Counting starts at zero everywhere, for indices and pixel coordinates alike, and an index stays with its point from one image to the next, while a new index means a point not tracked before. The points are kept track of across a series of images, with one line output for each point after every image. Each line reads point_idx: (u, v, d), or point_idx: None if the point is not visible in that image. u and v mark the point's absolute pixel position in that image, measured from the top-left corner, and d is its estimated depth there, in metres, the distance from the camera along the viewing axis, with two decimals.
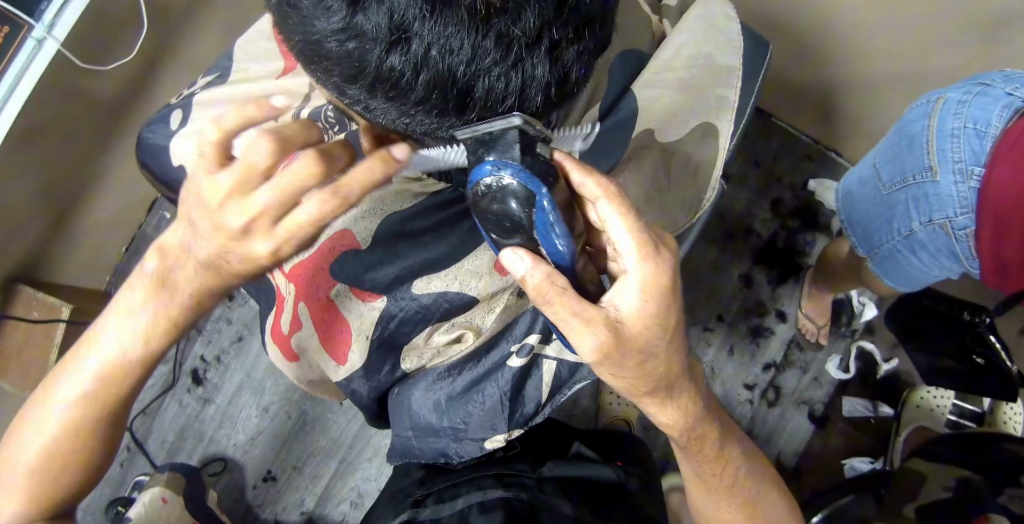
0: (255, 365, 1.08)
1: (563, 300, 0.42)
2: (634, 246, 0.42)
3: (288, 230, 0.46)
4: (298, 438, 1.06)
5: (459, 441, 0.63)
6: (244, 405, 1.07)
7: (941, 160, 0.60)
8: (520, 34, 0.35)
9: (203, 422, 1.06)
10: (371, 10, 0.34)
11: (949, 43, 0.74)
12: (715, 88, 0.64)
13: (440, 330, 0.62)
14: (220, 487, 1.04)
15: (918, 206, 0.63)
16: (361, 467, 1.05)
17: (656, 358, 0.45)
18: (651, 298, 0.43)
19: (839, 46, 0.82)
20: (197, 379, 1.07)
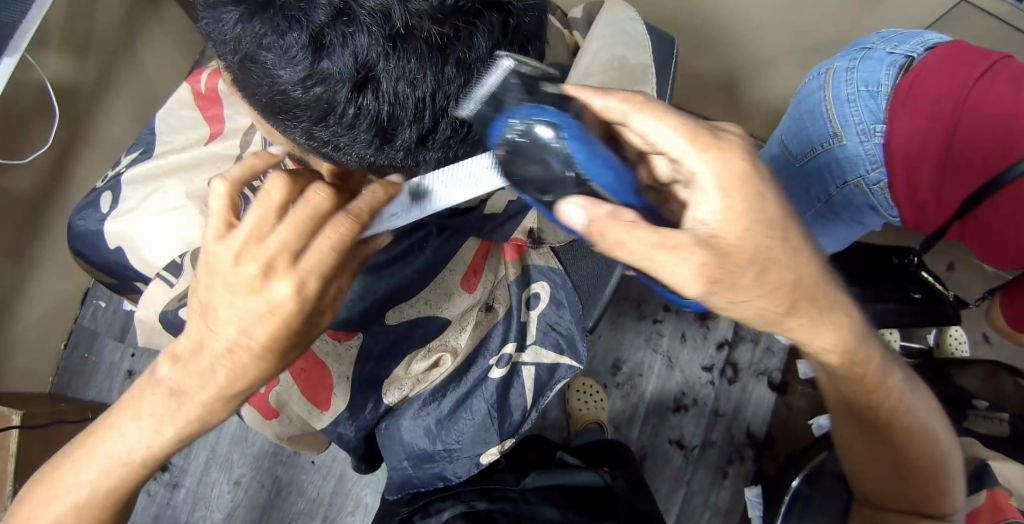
0: (219, 440, 1.04)
1: (637, 232, 0.38)
2: (689, 144, 0.41)
3: (310, 266, 0.44)
4: (277, 505, 1.03)
5: (455, 461, 0.64)
6: (216, 482, 1.03)
7: (844, 126, 0.65)
8: (475, 57, 0.40)
9: (175, 509, 1.02)
10: (335, 52, 0.37)
11: (828, 17, 0.82)
12: (634, 86, 0.68)
13: (418, 358, 0.63)
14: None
15: (831, 171, 0.69)
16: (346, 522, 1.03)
17: (774, 266, 0.41)
18: (736, 195, 0.40)
19: (733, 35, 0.90)
20: (161, 465, 1.03)
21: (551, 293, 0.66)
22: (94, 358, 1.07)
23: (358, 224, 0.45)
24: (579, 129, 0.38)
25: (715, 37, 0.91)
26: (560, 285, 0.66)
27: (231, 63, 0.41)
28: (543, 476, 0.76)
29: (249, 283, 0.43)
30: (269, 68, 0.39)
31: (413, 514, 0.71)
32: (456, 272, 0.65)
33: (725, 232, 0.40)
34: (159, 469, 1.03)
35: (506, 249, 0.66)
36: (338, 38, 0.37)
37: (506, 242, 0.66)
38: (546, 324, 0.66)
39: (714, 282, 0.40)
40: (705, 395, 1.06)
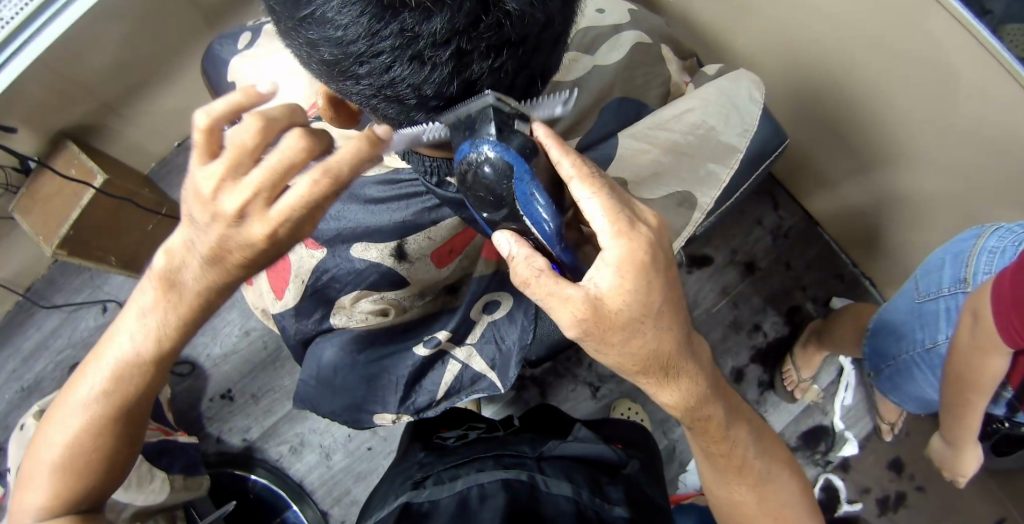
0: (279, 384, 1.25)
1: (540, 281, 0.50)
2: (608, 225, 0.51)
3: (279, 213, 0.53)
4: (312, 441, 1.22)
5: (346, 410, 0.76)
6: (287, 421, 1.23)
7: (974, 276, 0.77)
8: (511, 19, 0.40)
9: (233, 421, 1.23)
10: (432, 61, 0.41)
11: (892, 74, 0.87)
12: (706, 164, 0.73)
13: (371, 299, 0.76)
14: (257, 492, 1.19)
15: (948, 317, 0.80)
16: (381, 465, 1.21)
17: (641, 338, 0.52)
18: (627, 274, 0.50)
19: (823, 59, 0.95)
20: (226, 395, 1.24)
21: (514, 302, 0.76)
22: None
23: (332, 181, 0.53)
24: (524, 174, 0.50)
25: (831, 96, 0.99)
26: (521, 300, 0.76)
27: (285, 28, 0.43)
28: (561, 447, 0.89)
29: (209, 192, 0.53)
30: (367, 76, 0.42)
31: (424, 479, 0.85)
32: (434, 241, 0.75)
33: (608, 300, 0.50)
34: (224, 400, 1.24)
35: (486, 246, 0.77)
36: (425, 48, 0.40)
37: (490, 239, 0.77)
38: (493, 334, 0.76)
39: (590, 331, 0.51)
40: None
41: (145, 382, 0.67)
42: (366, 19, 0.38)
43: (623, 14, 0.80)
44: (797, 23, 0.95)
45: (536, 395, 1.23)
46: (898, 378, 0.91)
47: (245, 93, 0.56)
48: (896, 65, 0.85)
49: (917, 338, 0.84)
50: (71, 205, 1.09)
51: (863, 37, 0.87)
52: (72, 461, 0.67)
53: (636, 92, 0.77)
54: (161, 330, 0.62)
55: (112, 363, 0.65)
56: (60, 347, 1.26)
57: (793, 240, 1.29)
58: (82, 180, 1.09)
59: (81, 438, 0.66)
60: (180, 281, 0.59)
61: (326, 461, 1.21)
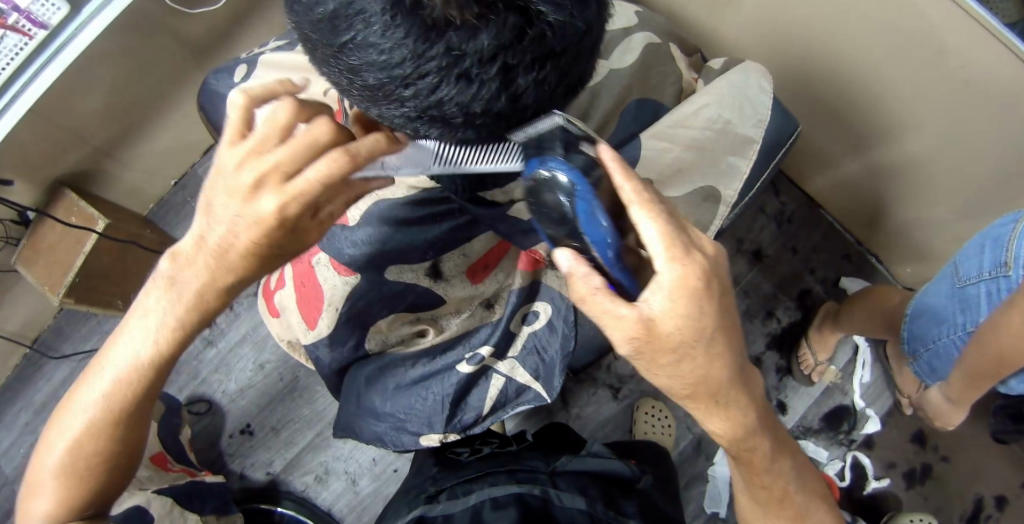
0: (299, 415, 1.23)
1: (593, 297, 0.53)
2: (664, 249, 0.52)
3: (293, 189, 0.53)
4: (336, 468, 1.21)
5: (394, 431, 0.78)
6: (311, 451, 1.22)
7: (1016, 260, 0.76)
8: (552, 32, 0.40)
9: (255, 455, 1.22)
10: (479, 78, 0.41)
11: (888, 56, 0.88)
12: (726, 157, 0.75)
13: (408, 319, 0.78)
14: None
15: (990, 300, 0.80)
16: None
17: (690, 361, 0.53)
18: (681, 300, 0.52)
19: (818, 48, 0.97)
20: (246, 430, 1.23)
21: (551, 310, 0.79)
22: (214, 339, 1.25)
23: (349, 161, 0.53)
24: (586, 194, 0.55)
25: (829, 82, 1.00)
26: (558, 311, 0.78)
27: (330, 60, 0.44)
28: (576, 462, 0.90)
29: (232, 166, 0.54)
30: (411, 98, 0.43)
31: (437, 493, 0.89)
32: (469, 258, 0.76)
33: (664, 321, 0.52)
34: (244, 435, 1.23)
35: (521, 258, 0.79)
36: (471, 66, 0.40)
37: (524, 252, 0.78)
38: (534, 344, 0.79)
39: (643, 349, 0.53)
40: None
41: (149, 386, 0.66)
42: (409, 43, 0.39)
43: (631, 17, 0.80)
44: (789, 12, 0.96)
45: (558, 402, 1.23)
46: (938, 363, 0.90)
47: (278, 81, 0.58)
48: (895, 46, 0.86)
49: (959, 321, 0.84)
50: (74, 253, 1.08)
51: (859, 21, 0.87)
52: (73, 467, 0.66)
53: (651, 91, 0.78)
54: (166, 331, 0.63)
55: (118, 367, 0.65)
56: None
57: (799, 224, 1.30)
58: (84, 228, 1.08)
59: (83, 443, 0.66)
60: (181, 279, 0.61)
61: (353, 488, 1.20)
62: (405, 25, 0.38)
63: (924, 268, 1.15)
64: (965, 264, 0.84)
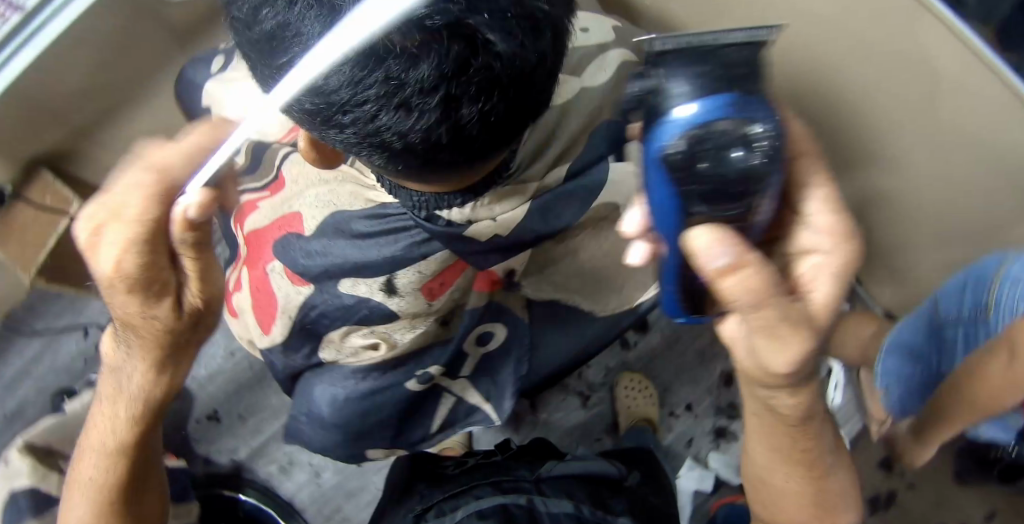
0: (267, 403, 1.23)
1: (750, 270, 0.44)
2: (707, 231, 0.44)
3: (126, 256, 0.53)
4: (301, 459, 1.21)
5: (344, 442, 0.82)
6: (276, 441, 1.22)
7: (996, 307, 0.80)
8: (501, 63, 0.38)
9: (220, 441, 1.22)
10: (419, 108, 0.39)
11: (871, 73, 0.88)
12: None
13: (362, 333, 0.75)
14: (247, 510, 1.17)
15: (968, 341, 0.84)
16: (373, 480, 1.20)
17: (784, 328, 0.47)
18: (840, 256, 0.54)
19: (804, 62, 0.96)
20: (213, 415, 1.22)
21: (506, 331, 0.83)
22: None
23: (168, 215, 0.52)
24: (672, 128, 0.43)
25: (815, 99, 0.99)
26: (512, 332, 0.84)
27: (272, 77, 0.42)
28: (561, 467, 0.89)
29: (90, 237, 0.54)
30: (351, 124, 0.41)
31: (424, 511, 0.82)
32: (424, 275, 0.70)
33: (742, 290, 0.44)
34: (210, 421, 1.22)
35: (477, 280, 0.75)
36: (412, 96, 0.38)
37: (481, 273, 0.74)
38: (487, 367, 0.84)
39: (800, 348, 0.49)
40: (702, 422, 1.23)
41: (147, 431, 0.68)
42: (349, 68, 0.37)
43: (605, 32, 0.82)
44: (778, 27, 0.95)
45: (527, 406, 1.23)
46: (911, 399, 0.91)
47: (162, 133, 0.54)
48: (885, 65, 0.85)
49: (935, 362, 0.88)
50: (49, 232, 1.08)
51: (851, 37, 0.86)
52: (100, 484, 0.68)
53: (626, 109, 0.79)
54: (142, 359, 0.63)
55: (119, 415, 0.66)
56: (40, 375, 1.23)
57: None
58: (60, 207, 1.08)
59: (103, 498, 0.68)
60: (134, 319, 0.59)
61: (316, 480, 1.20)
62: (341, 49, 0.36)
63: (902, 294, 1.15)
64: (943, 304, 0.86)
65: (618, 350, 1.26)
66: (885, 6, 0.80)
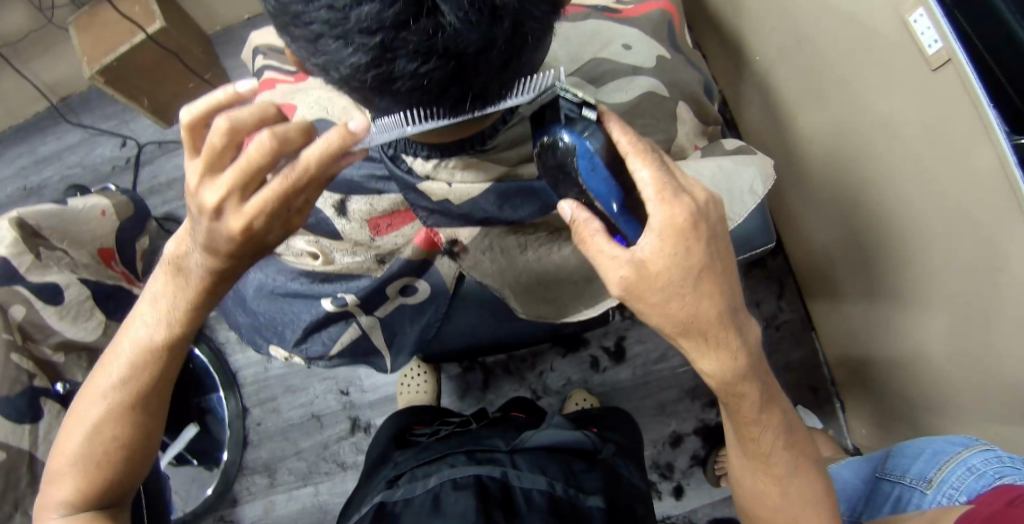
0: None
1: (593, 240, 0.55)
2: (655, 192, 0.52)
3: (255, 205, 0.53)
4: None
5: (254, 333, 0.82)
6: None
7: (937, 485, 0.76)
8: (445, 33, 0.40)
9: None
10: (356, 46, 0.40)
11: (923, 200, 0.82)
12: None
13: (306, 240, 0.76)
14: (196, 365, 1.22)
15: (899, 503, 0.80)
16: (314, 386, 1.23)
17: (679, 299, 0.53)
18: (668, 240, 0.52)
19: (868, 164, 0.92)
20: None
21: (430, 292, 0.79)
22: None
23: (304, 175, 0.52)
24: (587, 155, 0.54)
25: (873, 213, 0.94)
26: (437, 295, 0.80)
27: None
28: (535, 439, 0.87)
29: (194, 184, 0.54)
30: (297, 38, 0.42)
31: (398, 477, 0.85)
32: (374, 209, 0.73)
33: (649, 259, 0.53)
34: None
35: (418, 234, 0.73)
36: (353, 31, 0.39)
37: (424, 229, 0.73)
38: None
39: (634, 292, 0.54)
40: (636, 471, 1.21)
41: (164, 371, 0.66)
42: None
43: (649, 57, 0.79)
44: (859, 123, 0.91)
45: (479, 380, 1.25)
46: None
47: (224, 90, 0.55)
48: (947, 212, 0.79)
49: (860, 509, 0.85)
50: (121, 39, 1.11)
51: (927, 168, 0.80)
52: (94, 447, 0.65)
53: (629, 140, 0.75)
54: (174, 313, 0.63)
55: (128, 348, 0.64)
56: (72, 164, 1.31)
57: (783, 336, 1.25)
58: (140, 20, 1.12)
59: (104, 427, 0.65)
60: (185, 266, 0.61)
61: (265, 363, 1.25)
62: None
63: (878, 434, 1.11)
64: (896, 458, 0.83)
65: (585, 367, 1.25)
66: (952, 136, 0.74)
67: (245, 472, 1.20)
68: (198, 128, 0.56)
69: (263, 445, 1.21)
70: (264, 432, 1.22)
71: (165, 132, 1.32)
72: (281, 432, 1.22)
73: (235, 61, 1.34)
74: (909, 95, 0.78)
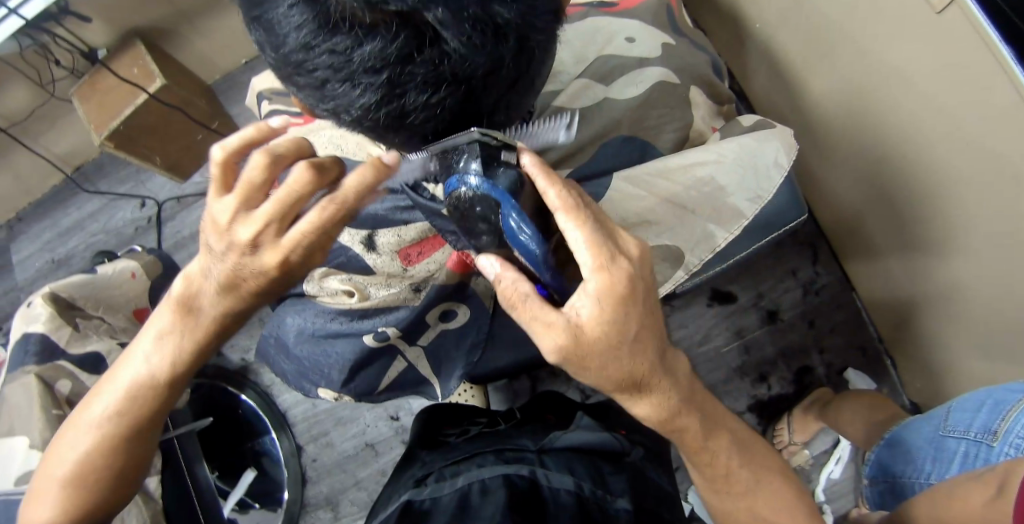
0: None
1: (527, 304, 0.52)
2: (589, 257, 0.51)
3: (292, 237, 0.57)
4: None
5: (298, 378, 0.81)
6: None
7: (1005, 435, 0.72)
8: (451, 62, 0.39)
9: (235, 337, 1.29)
10: (364, 85, 0.41)
11: (945, 144, 0.80)
12: (705, 224, 0.70)
13: (338, 277, 0.76)
14: (245, 412, 1.24)
15: (963, 459, 0.75)
16: (362, 416, 1.24)
17: (615, 363, 0.52)
18: (607, 305, 0.50)
19: (884, 117, 0.89)
20: None
21: (470, 314, 0.80)
22: None
23: (338, 209, 0.56)
24: (506, 205, 0.50)
25: (896, 167, 0.92)
26: (477, 318, 0.81)
27: (249, 23, 0.43)
28: (564, 439, 0.88)
29: (225, 221, 0.59)
30: (306, 86, 0.43)
31: (427, 477, 0.86)
32: (404, 239, 0.74)
33: (586, 324, 0.51)
34: None
35: (451, 259, 0.75)
36: (359, 72, 0.40)
37: (456, 252, 0.74)
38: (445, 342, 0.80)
39: (571, 357, 0.52)
40: (693, 457, 1.19)
41: (156, 403, 0.72)
42: (306, 32, 0.38)
43: (655, 47, 0.78)
44: (868, 76, 0.89)
45: (527, 388, 1.24)
46: (891, 502, 0.85)
47: (255, 127, 0.62)
48: (973, 156, 0.77)
49: (925, 471, 0.80)
50: (125, 103, 1.13)
51: (944, 111, 0.78)
52: (82, 475, 0.70)
53: (646, 133, 0.74)
54: (174, 353, 0.69)
55: (127, 382, 0.70)
56: (95, 231, 1.33)
57: (824, 301, 1.23)
58: (140, 81, 1.13)
59: (95, 455, 0.70)
60: (195, 307, 0.66)
61: (312, 401, 1.25)
62: (305, 12, 0.38)
63: (933, 386, 1.08)
64: (958, 410, 0.79)
65: None
66: (969, 74, 0.72)
67: (308, 509, 1.21)
68: (229, 166, 0.61)
69: (322, 481, 1.22)
70: (321, 467, 1.23)
71: (182, 187, 1.34)
72: (338, 465, 1.23)
73: (239, 107, 1.36)
74: (922, 42, 0.76)
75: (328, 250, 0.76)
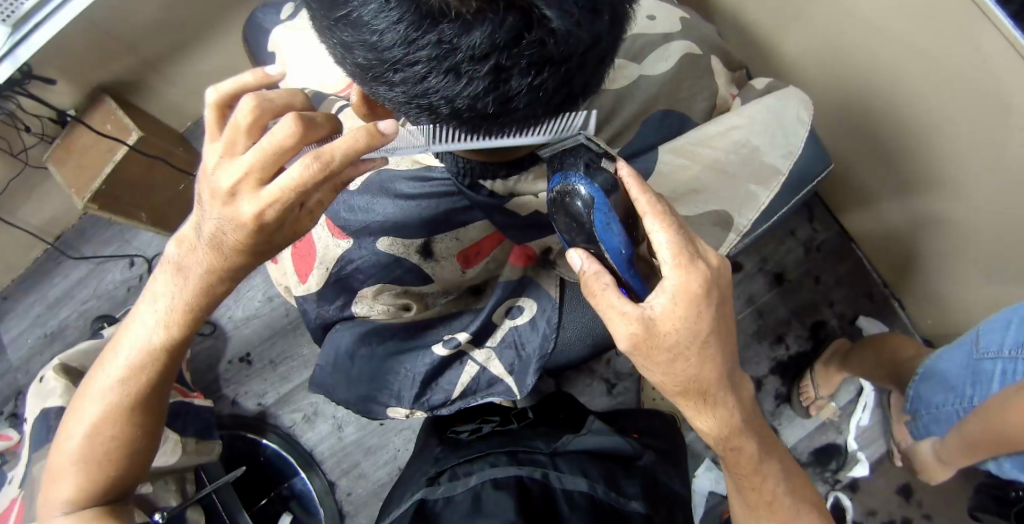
0: (296, 352, 1.27)
1: (603, 293, 0.54)
2: (670, 256, 0.53)
3: (269, 192, 0.54)
4: (324, 413, 1.23)
5: (360, 399, 0.79)
6: (303, 390, 1.25)
7: None
8: (553, 41, 0.40)
9: (249, 383, 1.25)
10: (468, 74, 0.41)
11: (931, 86, 0.83)
12: (745, 184, 0.73)
13: (396, 291, 0.77)
14: (268, 456, 1.21)
15: (1003, 377, 0.79)
16: (392, 441, 1.22)
17: (686, 361, 0.54)
18: (681, 306, 0.53)
19: (863, 69, 0.93)
20: (245, 358, 1.26)
21: (535, 309, 0.78)
22: None
23: (324, 168, 0.53)
24: (602, 208, 0.55)
25: (881, 115, 0.95)
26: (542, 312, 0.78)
27: (322, 26, 0.44)
28: (579, 443, 0.87)
29: (212, 165, 0.57)
30: (401, 84, 0.43)
31: (438, 475, 0.85)
32: (462, 242, 0.74)
33: (662, 320, 0.53)
34: (242, 363, 1.26)
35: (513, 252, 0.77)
36: (462, 61, 0.40)
37: (518, 246, 0.77)
38: (512, 338, 0.78)
39: (641, 349, 0.54)
40: None
41: (167, 369, 0.70)
42: (405, 26, 0.39)
43: (673, 24, 0.79)
44: (845, 31, 0.92)
45: (554, 387, 1.23)
46: (936, 428, 0.89)
47: (253, 74, 0.60)
48: (956, 87, 0.80)
49: (967, 393, 0.83)
50: (105, 160, 1.09)
51: (918, 55, 0.82)
52: (92, 453, 0.69)
53: (680, 104, 0.76)
54: (172, 315, 0.66)
55: (132, 351, 0.68)
56: (86, 298, 1.29)
57: (827, 255, 1.25)
58: (117, 137, 1.10)
59: (101, 428, 0.68)
60: (186, 266, 0.63)
61: (337, 433, 1.23)
62: (402, 9, 0.39)
63: (944, 320, 1.11)
64: (986, 332, 0.82)
65: None
66: (943, 14, 0.75)
67: None
68: (223, 108, 0.60)
69: (360, 513, 1.20)
70: (357, 500, 1.20)
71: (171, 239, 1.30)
72: (374, 494, 1.20)
73: None
74: None
75: (380, 265, 0.75)
